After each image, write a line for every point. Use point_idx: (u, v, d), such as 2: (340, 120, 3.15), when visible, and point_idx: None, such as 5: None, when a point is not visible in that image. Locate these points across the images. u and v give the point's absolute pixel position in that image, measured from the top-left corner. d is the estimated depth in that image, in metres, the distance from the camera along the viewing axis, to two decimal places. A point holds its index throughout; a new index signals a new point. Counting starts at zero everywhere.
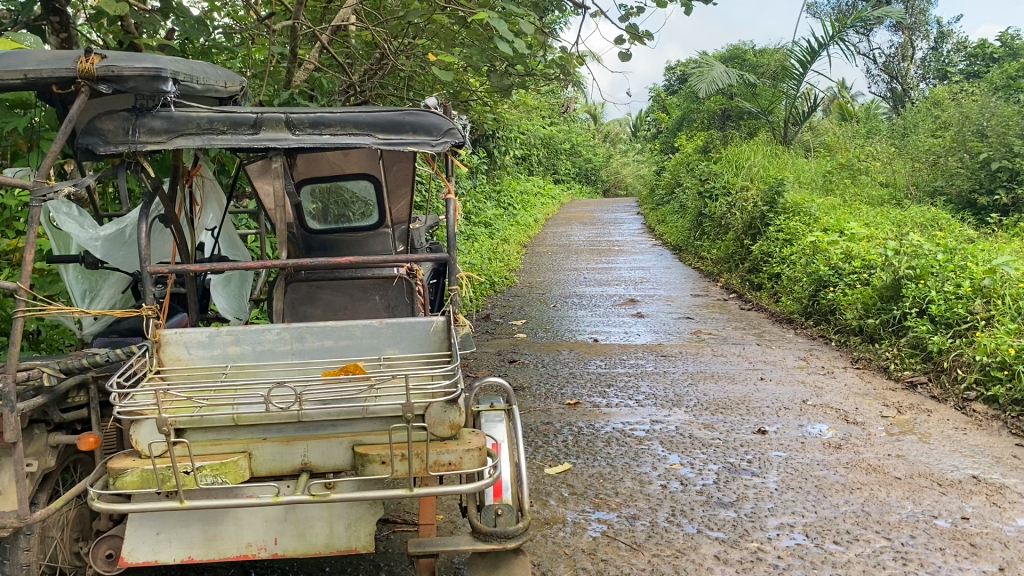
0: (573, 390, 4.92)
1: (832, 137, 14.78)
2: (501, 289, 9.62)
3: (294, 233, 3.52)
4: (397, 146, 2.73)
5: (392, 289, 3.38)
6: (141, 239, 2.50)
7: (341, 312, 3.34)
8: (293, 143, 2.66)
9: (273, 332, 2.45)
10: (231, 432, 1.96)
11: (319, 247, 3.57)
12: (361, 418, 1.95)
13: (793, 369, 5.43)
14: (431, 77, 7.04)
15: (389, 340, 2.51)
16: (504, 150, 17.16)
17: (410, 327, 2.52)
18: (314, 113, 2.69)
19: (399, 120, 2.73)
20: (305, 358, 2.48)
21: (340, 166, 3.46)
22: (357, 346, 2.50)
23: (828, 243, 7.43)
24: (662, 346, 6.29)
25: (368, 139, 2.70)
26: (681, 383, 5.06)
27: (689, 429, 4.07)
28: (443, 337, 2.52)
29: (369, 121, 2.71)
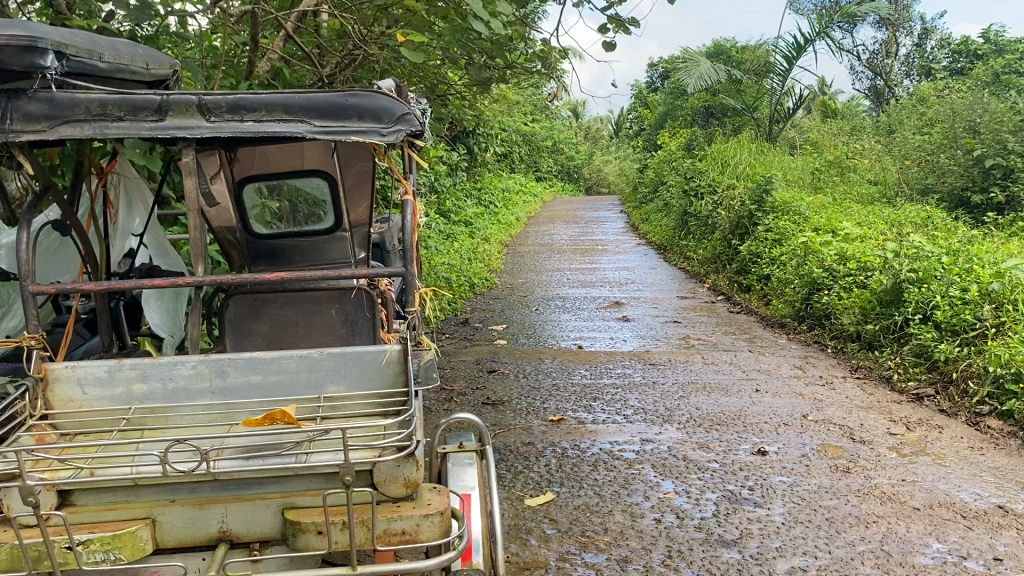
0: (556, 404, 4.57)
1: (818, 134, 14.52)
2: (480, 291, 9.25)
3: (238, 240, 3.16)
4: (336, 134, 2.28)
5: (349, 302, 3.02)
6: (21, 251, 2.13)
7: (292, 327, 3.01)
8: (207, 132, 2.22)
9: (188, 366, 2.13)
10: (130, 493, 1.71)
11: (268, 254, 3.23)
12: (292, 476, 1.73)
13: (790, 379, 5.10)
14: (404, 67, 6.65)
15: (332, 374, 2.18)
16: (484, 147, 16.77)
17: (359, 359, 2.18)
18: (234, 94, 2.23)
19: (341, 103, 2.26)
20: (227, 399, 2.15)
21: (292, 166, 3.03)
22: (290, 382, 2.17)
23: (820, 244, 7.13)
24: (650, 353, 5.95)
25: (302, 127, 2.26)
26: (671, 395, 4.72)
27: (683, 450, 3.73)
28: (397, 370, 2.18)
29: (304, 105, 2.25)
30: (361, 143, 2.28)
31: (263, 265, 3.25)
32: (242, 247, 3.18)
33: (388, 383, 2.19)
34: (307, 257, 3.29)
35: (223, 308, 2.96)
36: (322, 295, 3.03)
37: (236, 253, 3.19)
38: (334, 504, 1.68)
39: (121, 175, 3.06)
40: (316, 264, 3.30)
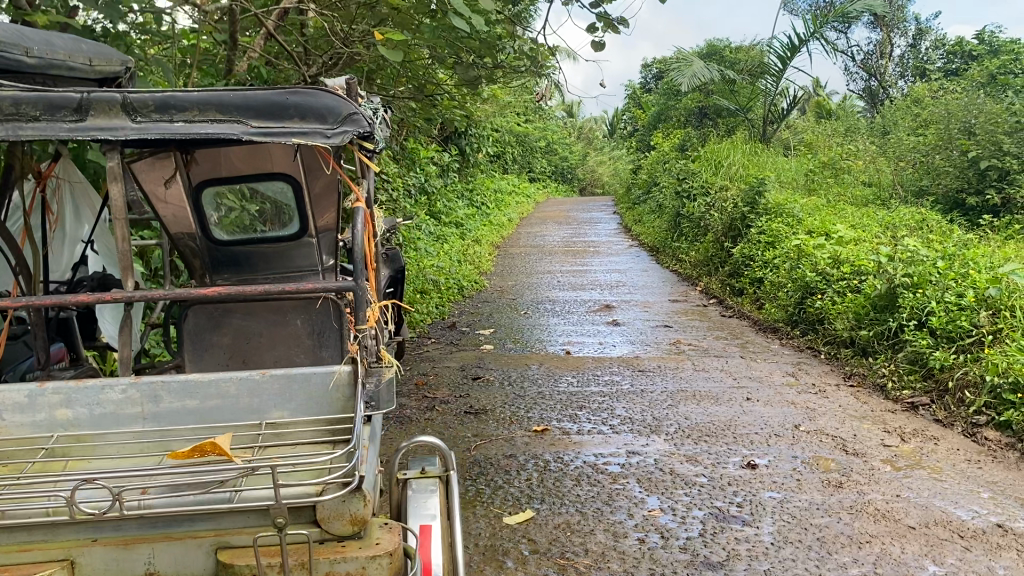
0: (540, 413, 4.43)
1: (812, 135, 14.40)
2: (469, 294, 9.12)
3: (196, 244, 3.04)
4: (276, 137, 2.04)
5: (315, 313, 2.91)
6: None
7: (256, 339, 2.91)
8: (132, 134, 1.99)
9: (117, 390, 2.04)
10: (51, 532, 1.62)
11: (229, 261, 3.08)
12: (227, 513, 1.63)
13: (782, 387, 4.97)
14: (389, 66, 6.50)
15: (274, 398, 2.09)
16: (476, 147, 16.62)
17: (303, 382, 2.09)
18: (162, 92, 2.00)
19: (280, 101, 2.03)
20: (160, 424, 2.07)
21: (244, 165, 2.87)
22: (229, 408, 2.08)
23: (814, 247, 7.00)
24: (639, 359, 5.81)
25: (237, 129, 2.03)
26: (660, 404, 4.59)
27: (670, 463, 3.59)
28: (347, 394, 2.10)
29: (239, 103, 2.02)
30: (302, 145, 2.03)
31: (225, 273, 3.11)
32: (202, 254, 3.07)
33: (336, 407, 2.10)
34: (271, 264, 3.11)
35: (182, 318, 2.87)
36: (287, 305, 2.92)
37: (195, 257, 3.08)
38: (269, 544, 1.61)
39: (62, 177, 3.10)
40: (282, 272, 3.12)
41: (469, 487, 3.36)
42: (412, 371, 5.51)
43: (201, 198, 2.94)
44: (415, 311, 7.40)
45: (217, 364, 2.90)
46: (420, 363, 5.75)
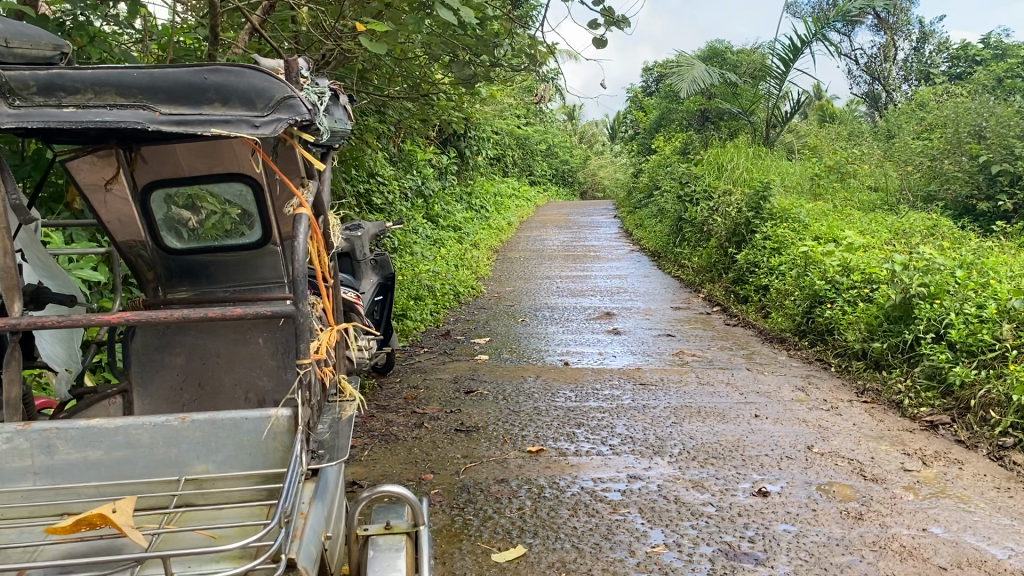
0: (536, 432, 4.16)
1: (815, 139, 14.14)
2: (466, 300, 8.84)
3: (148, 253, 2.81)
4: (191, 125, 1.82)
5: (280, 332, 2.74)
6: None
7: (212, 360, 2.73)
8: (13, 121, 1.78)
9: (5, 439, 1.86)
10: None
11: (186, 271, 2.84)
12: None
13: (792, 403, 4.69)
14: (382, 63, 6.21)
15: (195, 449, 1.90)
16: (475, 150, 16.35)
17: (230, 431, 1.91)
18: (53, 72, 1.80)
19: (197, 83, 1.81)
20: (55, 478, 1.88)
21: (187, 164, 2.59)
22: (142, 459, 1.90)
23: (822, 253, 6.73)
24: (641, 372, 5.53)
25: (145, 116, 1.81)
26: (663, 422, 4.31)
27: (674, 490, 3.32)
28: (286, 442, 1.91)
29: (149, 87, 1.81)
30: (224, 134, 1.81)
31: (181, 286, 2.87)
32: (156, 265, 2.84)
33: (271, 458, 1.92)
34: (232, 277, 2.84)
35: (130, 336, 2.73)
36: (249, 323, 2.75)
37: (148, 268, 2.84)
38: None
39: None
40: (244, 284, 2.85)
41: (455, 517, 3.09)
42: (402, 385, 5.24)
43: (149, 202, 2.69)
44: (407, 319, 7.11)
45: (169, 385, 2.72)
46: (411, 376, 5.47)
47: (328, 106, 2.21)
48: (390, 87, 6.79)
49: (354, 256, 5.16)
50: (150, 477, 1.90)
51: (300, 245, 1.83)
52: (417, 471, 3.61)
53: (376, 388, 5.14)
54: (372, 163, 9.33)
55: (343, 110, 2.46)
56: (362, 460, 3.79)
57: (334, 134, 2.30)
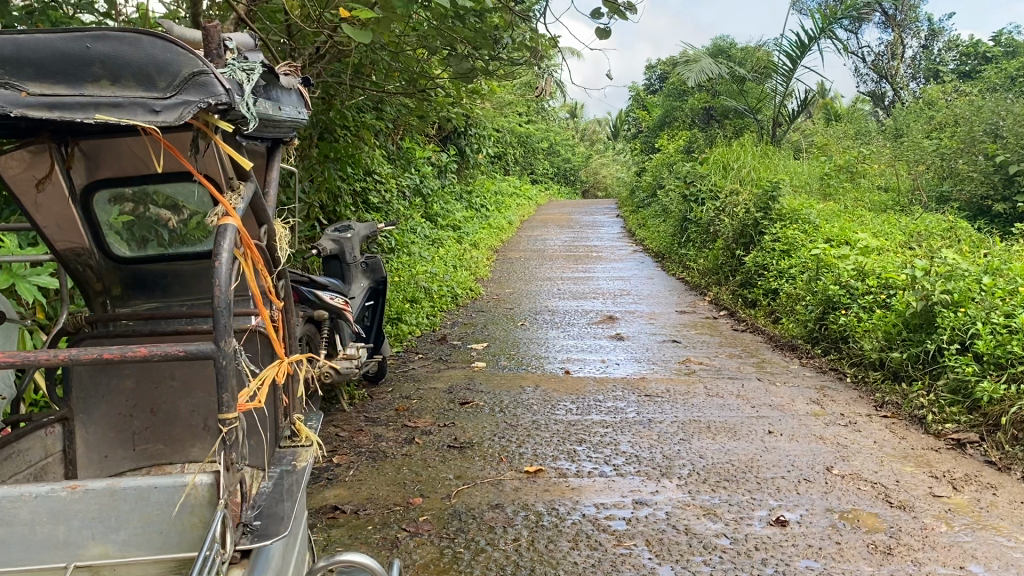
0: (534, 449, 3.89)
1: (823, 138, 13.84)
2: (464, 302, 8.57)
3: (96, 264, 2.56)
4: (69, 109, 1.56)
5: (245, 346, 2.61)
6: None
7: (162, 384, 2.56)
8: None
9: None
10: None
11: (138, 280, 2.65)
12: None
13: (807, 418, 4.42)
14: (376, 57, 5.91)
15: (88, 523, 1.76)
16: (475, 148, 16.06)
17: (128, 503, 1.76)
18: None
19: (78, 53, 1.57)
20: None
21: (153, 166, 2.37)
22: (26, 538, 1.76)
23: (835, 257, 6.46)
24: (646, 381, 5.24)
25: (11, 97, 1.56)
26: (671, 438, 4.04)
27: (685, 519, 3.05)
28: (206, 516, 1.75)
29: (16, 61, 1.56)
30: (111, 117, 1.55)
31: (134, 299, 2.67)
32: (105, 276, 2.60)
33: (187, 536, 1.77)
34: (191, 289, 2.71)
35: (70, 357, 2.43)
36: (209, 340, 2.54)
37: (97, 280, 2.59)
38: None
39: None
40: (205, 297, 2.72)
41: (445, 550, 2.83)
42: (394, 395, 4.97)
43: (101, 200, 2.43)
44: (402, 323, 6.83)
45: (118, 413, 2.53)
46: (403, 385, 5.20)
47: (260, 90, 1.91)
48: (384, 82, 6.49)
49: (344, 260, 4.93)
50: (37, 561, 1.77)
51: (224, 261, 1.57)
52: (405, 495, 3.34)
53: (366, 399, 4.87)
54: (369, 161, 9.04)
55: (289, 94, 2.17)
56: (347, 481, 3.52)
57: (271, 124, 2.01)
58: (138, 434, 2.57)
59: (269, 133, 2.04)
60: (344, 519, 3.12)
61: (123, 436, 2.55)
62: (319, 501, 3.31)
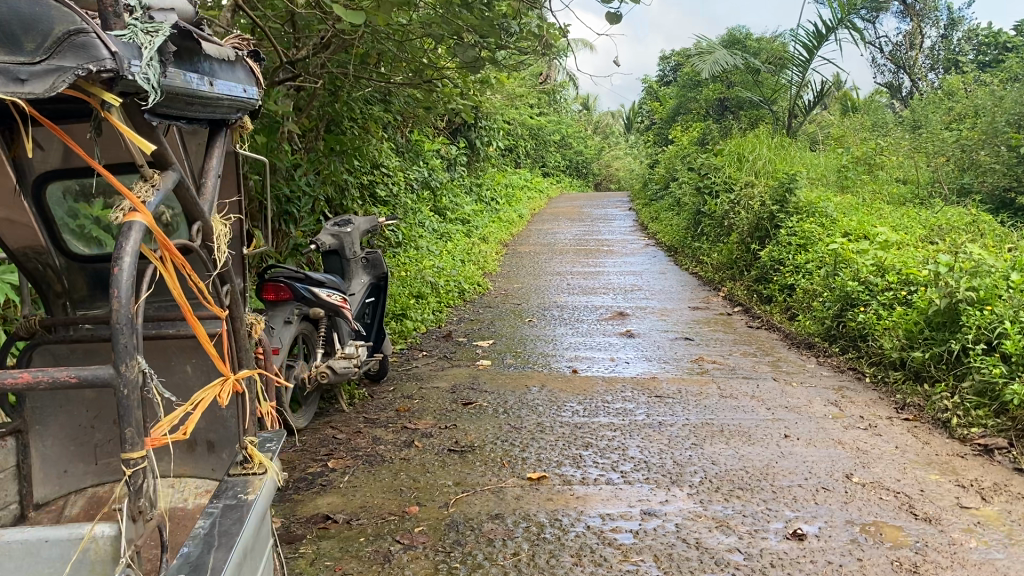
0: (538, 453, 3.71)
1: (839, 130, 13.57)
2: (471, 298, 8.40)
3: (57, 264, 2.39)
4: None
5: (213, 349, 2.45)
6: None
7: None
8: None
9: None
10: None
11: (105, 283, 2.47)
12: None
13: (826, 421, 4.23)
14: (381, 46, 5.73)
15: None
16: (486, 140, 15.86)
17: (32, 555, 1.59)
18: None
19: None
20: None
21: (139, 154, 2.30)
22: None
23: (854, 252, 6.26)
24: (656, 381, 5.05)
25: None
26: (683, 443, 3.86)
27: (696, 532, 2.87)
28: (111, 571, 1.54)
29: None
30: None
31: (97, 302, 2.49)
32: (68, 277, 2.43)
33: None
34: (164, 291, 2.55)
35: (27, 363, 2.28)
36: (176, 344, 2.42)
37: (58, 280, 2.41)
38: None
39: None
40: None
41: (440, 565, 2.66)
42: (395, 395, 4.80)
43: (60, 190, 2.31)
44: (407, 320, 6.67)
45: (79, 425, 2.39)
46: (405, 384, 5.04)
47: (179, 55, 1.60)
48: (389, 72, 6.30)
49: (343, 255, 4.77)
50: None
51: (124, 265, 1.33)
52: (401, 503, 3.18)
53: (366, 398, 4.70)
54: (376, 153, 8.87)
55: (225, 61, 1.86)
56: (341, 487, 3.36)
57: (202, 97, 1.70)
58: (100, 449, 2.46)
59: (204, 113, 1.76)
60: (336, 529, 2.96)
61: (85, 450, 2.43)
62: (310, 510, 3.14)
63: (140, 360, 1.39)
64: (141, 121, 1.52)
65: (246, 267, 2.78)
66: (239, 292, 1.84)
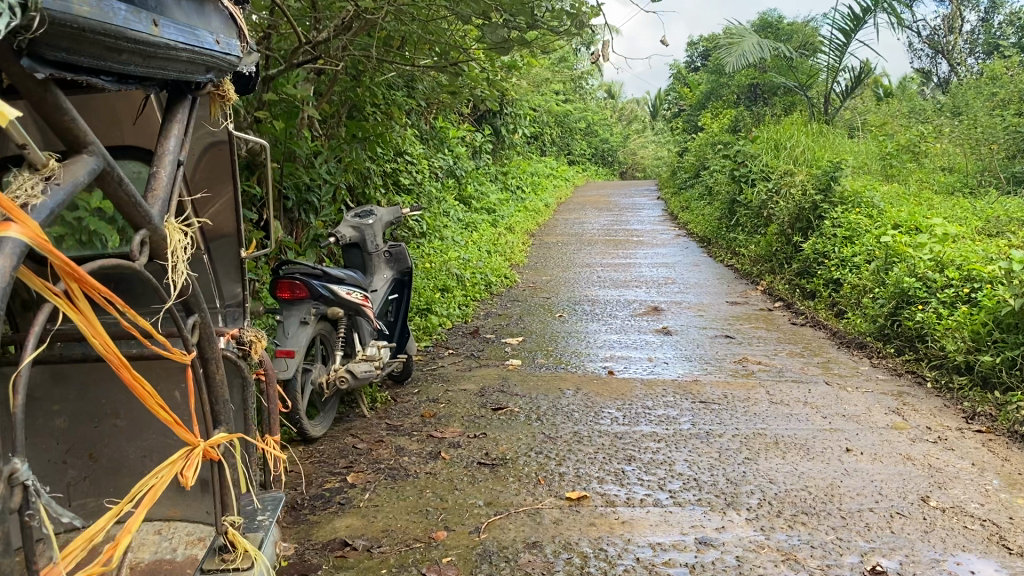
0: (577, 468, 3.39)
1: (878, 116, 13.08)
2: (498, 290, 8.08)
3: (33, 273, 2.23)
4: None
5: None
6: None
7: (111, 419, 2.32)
8: None
9: None
10: None
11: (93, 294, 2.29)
12: None
13: (889, 432, 3.87)
14: (405, 27, 5.39)
15: None
16: (511, 127, 15.51)
17: None
18: None
19: None
20: None
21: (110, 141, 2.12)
22: None
23: (907, 245, 5.88)
24: (699, 385, 4.71)
25: None
26: (735, 457, 3.52)
27: (760, 567, 2.54)
28: None
29: None
30: None
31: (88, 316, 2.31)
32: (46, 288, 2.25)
33: None
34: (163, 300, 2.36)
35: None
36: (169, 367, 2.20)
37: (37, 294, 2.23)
38: None
39: None
40: None
41: None
42: (420, 398, 4.50)
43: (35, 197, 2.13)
44: (432, 315, 6.37)
45: (49, 462, 2.33)
46: (431, 386, 4.73)
47: None
48: (413, 54, 5.96)
49: (365, 248, 4.44)
50: None
51: None
52: (427, 527, 2.86)
53: (389, 402, 4.40)
54: (398, 141, 8.55)
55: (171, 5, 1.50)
56: (361, 507, 3.05)
57: (125, 40, 1.31)
58: (74, 488, 2.36)
59: (140, 63, 1.40)
60: (355, 559, 2.65)
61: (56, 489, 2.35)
62: (327, 534, 2.84)
63: (15, 466, 1.09)
64: (28, 79, 1.17)
65: (243, 274, 2.50)
66: (208, 325, 1.61)
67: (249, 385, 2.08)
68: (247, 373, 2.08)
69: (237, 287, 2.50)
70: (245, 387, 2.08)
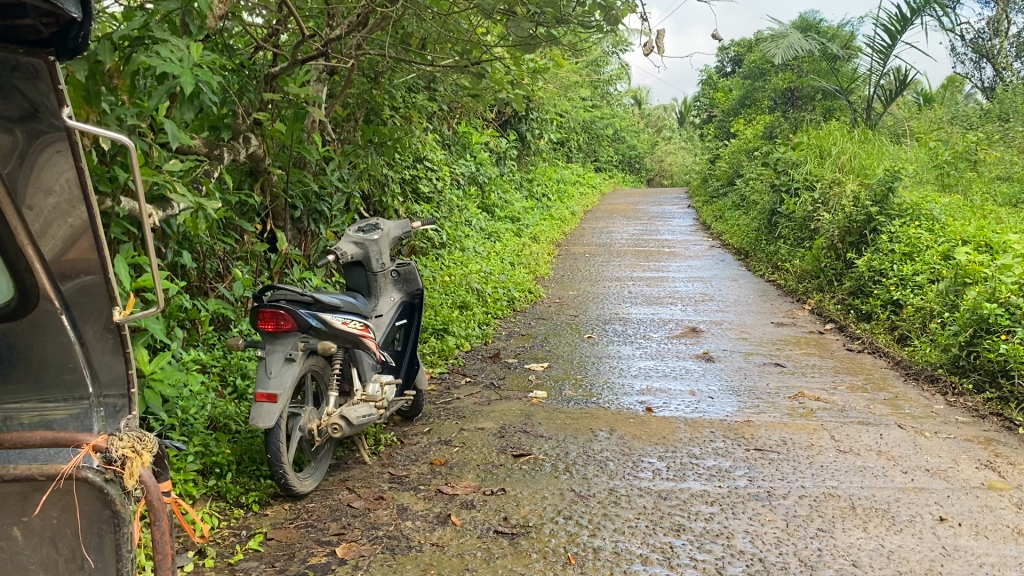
0: (613, 541, 2.79)
1: (924, 122, 12.38)
2: (521, 306, 7.49)
3: None
4: None
5: (65, 496, 1.49)
6: None
7: None
8: None
9: None
10: None
11: None
12: None
13: (985, 494, 3.25)
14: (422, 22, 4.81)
15: None
16: (537, 132, 14.94)
17: None
18: None
19: None
20: None
21: None
22: None
23: (981, 265, 5.22)
24: (752, 426, 4.09)
25: None
26: (807, 527, 2.91)
27: None
28: None
29: None
30: None
31: None
32: None
33: None
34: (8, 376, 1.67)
35: None
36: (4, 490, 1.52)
37: None
38: None
39: None
40: (30, 386, 1.67)
41: None
42: (429, 440, 3.91)
43: None
44: (449, 336, 5.79)
45: None
46: (443, 424, 4.15)
47: None
48: (428, 49, 5.36)
49: (369, 267, 3.88)
50: None
51: None
52: None
53: (395, 445, 3.83)
54: (416, 145, 8.00)
55: None
56: None
57: None
58: None
59: None
60: None
61: None
62: None
63: None
64: None
65: (125, 346, 1.65)
66: None
67: (122, 522, 1.49)
68: (120, 509, 1.48)
69: (119, 364, 1.67)
70: (116, 525, 1.49)
